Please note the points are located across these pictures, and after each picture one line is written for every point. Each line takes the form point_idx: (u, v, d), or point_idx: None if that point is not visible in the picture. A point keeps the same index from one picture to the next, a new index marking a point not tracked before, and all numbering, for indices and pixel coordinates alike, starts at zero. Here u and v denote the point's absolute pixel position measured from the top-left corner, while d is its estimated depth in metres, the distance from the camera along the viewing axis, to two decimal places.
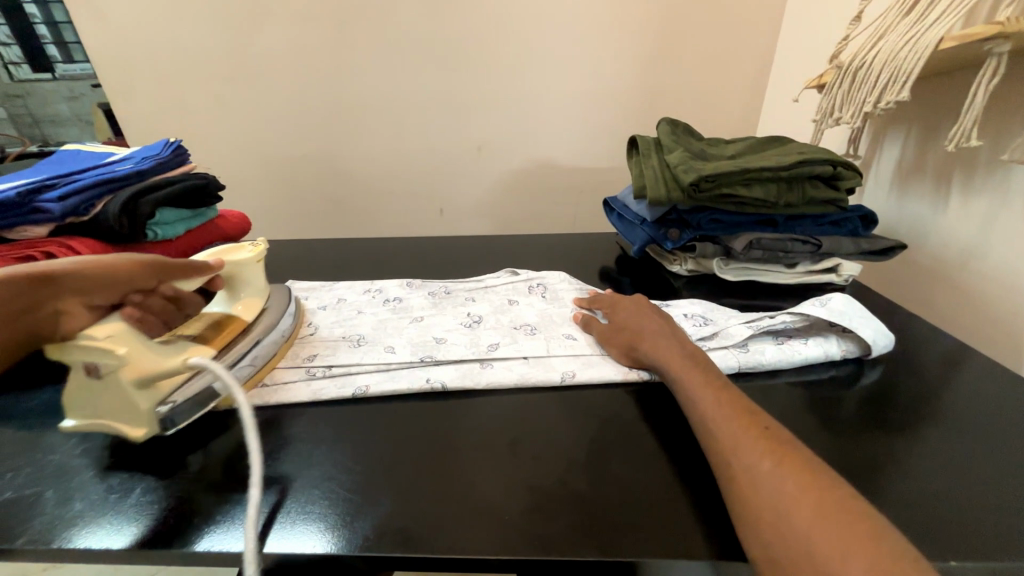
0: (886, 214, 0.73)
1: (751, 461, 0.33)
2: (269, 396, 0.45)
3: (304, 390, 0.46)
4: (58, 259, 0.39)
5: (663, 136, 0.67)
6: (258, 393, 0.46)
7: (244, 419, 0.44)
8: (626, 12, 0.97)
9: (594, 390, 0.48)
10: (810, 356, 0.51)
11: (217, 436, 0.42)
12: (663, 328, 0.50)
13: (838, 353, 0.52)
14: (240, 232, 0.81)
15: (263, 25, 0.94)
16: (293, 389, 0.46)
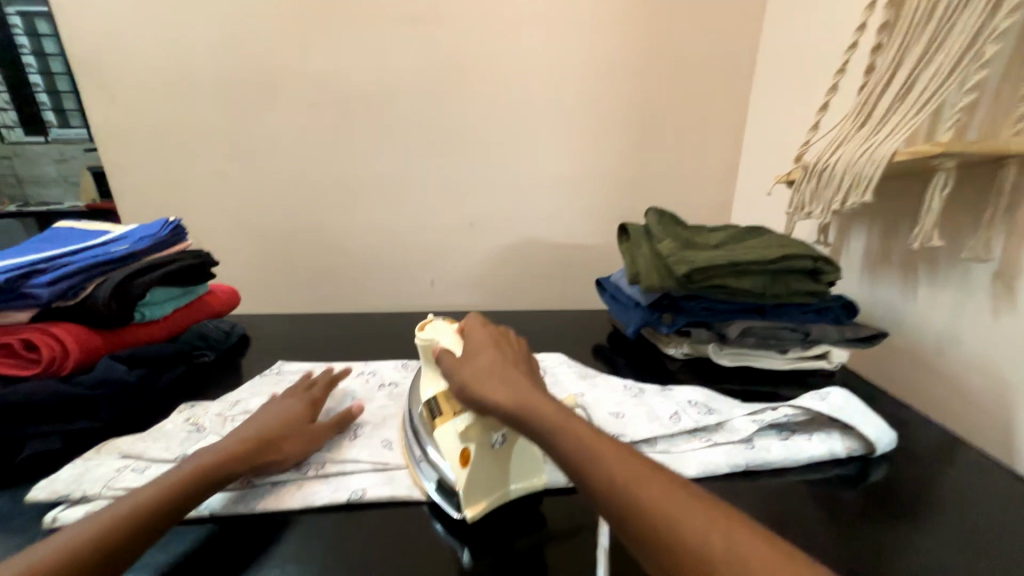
0: (861, 299, 0.77)
1: (668, 521, 0.31)
2: (257, 503, 0.42)
3: (294, 496, 0.43)
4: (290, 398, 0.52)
5: (652, 225, 0.71)
6: (242, 500, 0.42)
7: (224, 535, 0.39)
8: (609, 110, 1.08)
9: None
10: (816, 454, 0.51)
11: (192, 556, 0.37)
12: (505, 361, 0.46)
13: (843, 450, 0.52)
14: (229, 308, 0.79)
15: (271, 111, 1.00)
16: (282, 494, 0.43)
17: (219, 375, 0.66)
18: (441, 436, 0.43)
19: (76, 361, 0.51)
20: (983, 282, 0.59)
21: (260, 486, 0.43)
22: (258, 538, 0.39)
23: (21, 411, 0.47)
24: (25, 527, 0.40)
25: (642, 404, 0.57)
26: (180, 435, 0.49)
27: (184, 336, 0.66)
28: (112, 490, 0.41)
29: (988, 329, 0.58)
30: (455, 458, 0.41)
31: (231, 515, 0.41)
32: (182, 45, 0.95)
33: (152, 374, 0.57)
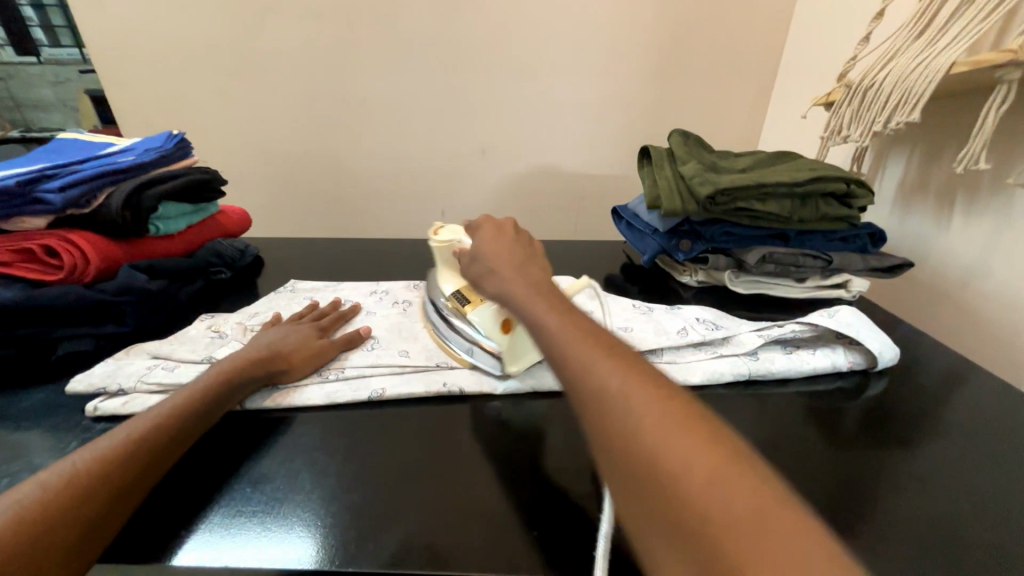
0: (888, 231, 0.74)
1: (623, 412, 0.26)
2: (283, 399, 0.44)
3: (317, 394, 0.45)
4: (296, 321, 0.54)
5: (676, 147, 0.67)
6: (269, 398, 0.44)
7: (255, 426, 0.42)
8: (635, 22, 0.98)
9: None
10: (820, 366, 0.52)
11: (226, 442, 0.40)
12: (513, 255, 0.44)
13: (845, 364, 0.52)
14: (241, 229, 0.79)
15: (267, 18, 0.92)
16: (307, 392, 0.45)
17: (237, 292, 0.68)
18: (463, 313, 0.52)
19: (97, 270, 0.52)
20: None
21: (285, 387, 0.45)
22: (287, 431, 0.42)
23: (51, 315, 0.49)
24: (70, 417, 0.43)
25: (650, 320, 0.58)
26: (204, 340, 0.52)
27: (199, 253, 0.66)
28: (146, 384, 0.43)
29: (1021, 259, 0.56)
30: (496, 328, 0.47)
31: (260, 410, 0.43)
32: None
33: (172, 286, 0.58)
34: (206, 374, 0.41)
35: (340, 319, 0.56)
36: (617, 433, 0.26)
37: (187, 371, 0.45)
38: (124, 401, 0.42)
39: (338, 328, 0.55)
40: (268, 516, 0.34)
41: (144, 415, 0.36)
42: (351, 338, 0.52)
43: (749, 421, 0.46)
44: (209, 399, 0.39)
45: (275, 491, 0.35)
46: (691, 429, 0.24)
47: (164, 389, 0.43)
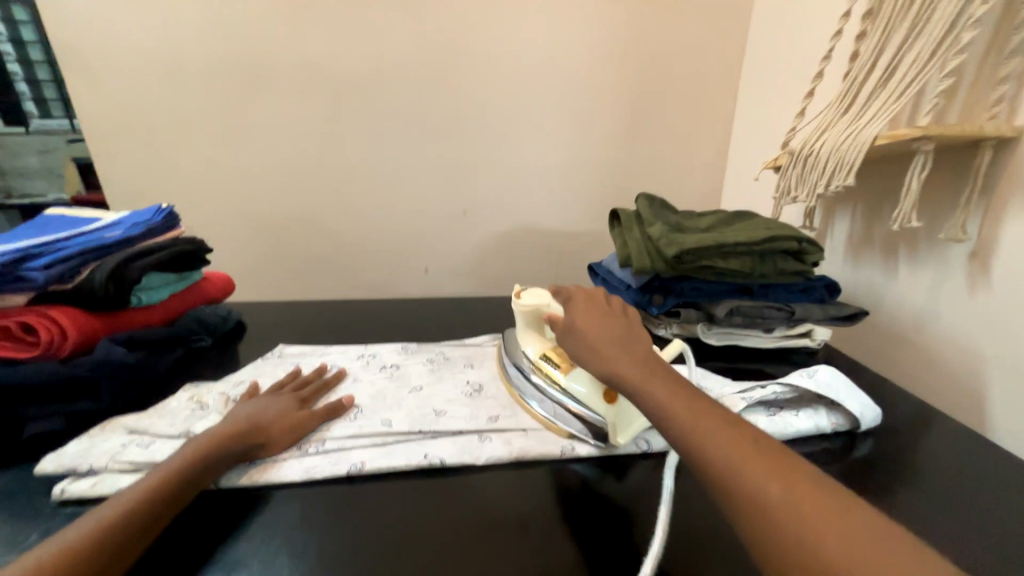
0: (845, 281, 0.80)
1: (757, 495, 0.30)
2: (260, 476, 0.43)
3: (296, 469, 0.44)
4: (276, 391, 0.53)
5: (643, 209, 0.73)
6: (246, 474, 0.43)
7: (231, 505, 0.41)
8: (599, 98, 1.08)
9: (595, 464, 0.48)
10: (803, 428, 0.52)
11: (201, 524, 0.39)
12: (624, 336, 0.45)
13: (828, 425, 0.53)
14: (224, 294, 0.79)
15: (261, 98, 0.99)
16: (286, 468, 0.44)
17: (218, 360, 0.67)
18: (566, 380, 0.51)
19: (75, 344, 0.52)
20: (958, 263, 0.61)
21: (263, 461, 0.44)
22: (264, 509, 0.40)
23: (22, 392, 0.48)
24: (31, 503, 0.41)
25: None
26: (184, 413, 0.50)
27: (181, 321, 0.66)
28: (119, 463, 0.42)
29: (963, 307, 0.61)
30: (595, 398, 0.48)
31: (236, 487, 0.42)
32: (170, 31, 0.93)
33: (150, 357, 0.58)
34: (185, 448, 0.41)
35: (324, 388, 0.56)
36: (758, 510, 0.29)
37: (162, 448, 0.44)
38: (93, 482, 0.41)
39: (321, 396, 0.55)
40: None
41: (119, 497, 0.35)
42: (335, 407, 0.52)
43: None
44: (187, 477, 0.38)
45: None
46: (815, 493, 0.29)
47: (137, 468, 0.42)
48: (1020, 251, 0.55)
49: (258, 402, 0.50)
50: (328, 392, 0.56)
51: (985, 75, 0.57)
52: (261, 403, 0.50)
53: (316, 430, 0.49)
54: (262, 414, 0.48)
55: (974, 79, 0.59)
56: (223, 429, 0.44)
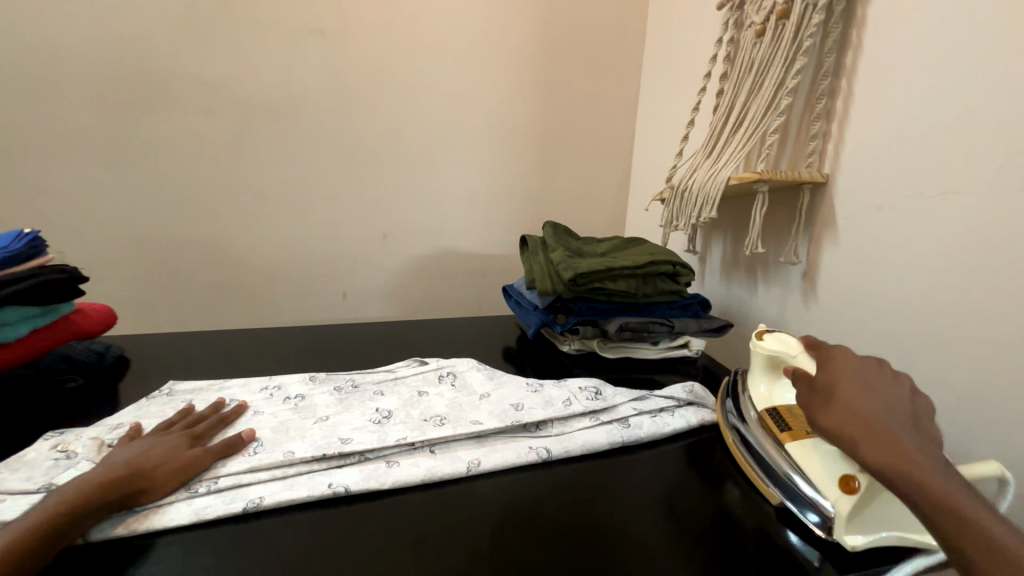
0: (721, 298, 0.92)
1: None
2: (142, 524, 0.40)
3: (184, 512, 0.41)
4: (157, 432, 0.49)
5: (548, 236, 0.79)
6: (123, 524, 0.40)
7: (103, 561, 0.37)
8: (512, 130, 1.16)
9: (498, 475, 0.50)
10: (678, 426, 0.59)
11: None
12: (900, 414, 0.39)
13: (697, 420, 0.61)
14: (104, 328, 0.72)
15: (153, 114, 0.93)
16: (172, 512, 0.41)
17: (94, 401, 0.60)
18: (793, 448, 0.48)
19: None
20: (796, 281, 0.75)
21: (147, 508, 0.41)
22: (142, 559, 0.38)
23: None
24: None
25: (540, 395, 0.62)
26: (45, 464, 0.45)
27: (43, 359, 0.59)
28: None
29: (802, 317, 0.74)
30: (834, 478, 0.44)
31: (111, 539, 0.39)
32: (41, 38, 0.85)
33: None
34: (42, 504, 0.37)
35: (220, 424, 0.53)
36: None
37: (14, 506, 0.39)
38: None
39: (216, 434, 0.52)
40: None
41: None
42: (233, 442, 0.49)
43: (642, 480, 0.51)
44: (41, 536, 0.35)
45: None
46: None
47: None
48: (834, 271, 0.69)
49: (138, 446, 0.46)
50: (223, 428, 0.53)
51: (802, 132, 0.72)
52: (142, 446, 0.46)
53: (209, 468, 0.47)
54: (141, 457, 0.44)
55: (796, 133, 0.73)
56: (91, 477, 0.40)
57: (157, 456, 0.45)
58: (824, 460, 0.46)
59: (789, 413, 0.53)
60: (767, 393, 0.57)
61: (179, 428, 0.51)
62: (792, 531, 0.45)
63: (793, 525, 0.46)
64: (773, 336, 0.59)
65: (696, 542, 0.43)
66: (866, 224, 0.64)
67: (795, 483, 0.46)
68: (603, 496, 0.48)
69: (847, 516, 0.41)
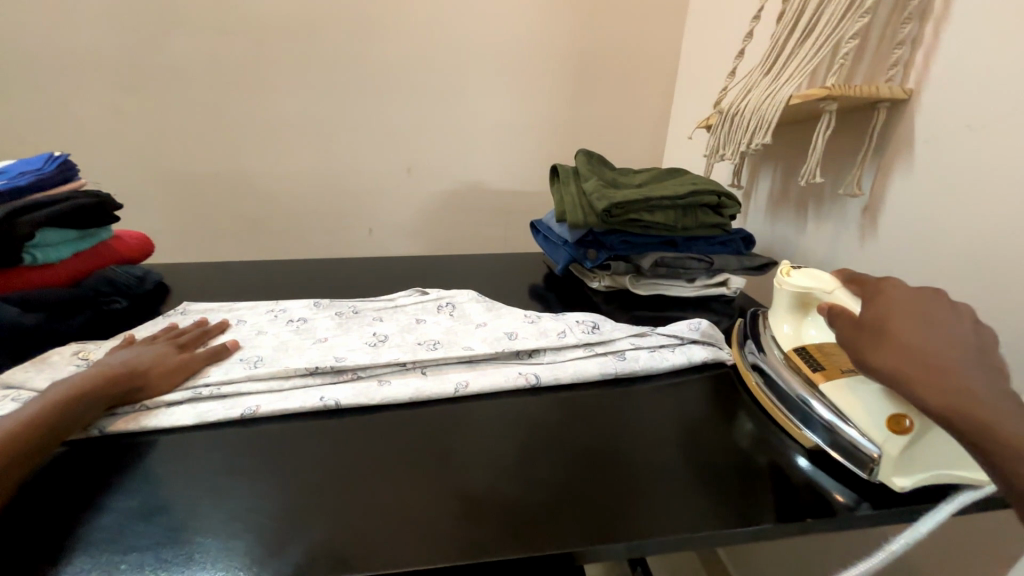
0: (766, 236, 0.86)
1: None
2: (136, 422, 0.43)
3: (186, 414, 0.44)
4: (141, 342, 0.52)
5: (580, 165, 0.74)
6: (131, 419, 0.43)
7: (106, 451, 0.41)
8: (543, 50, 1.06)
9: (485, 399, 0.50)
10: (677, 363, 0.56)
11: (74, 473, 0.39)
12: (962, 345, 0.36)
13: (699, 358, 0.57)
14: (142, 254, 0.74)
15: (167, 34, 0.88)
16: (174, 413, 0.44)
17: (136, 320, 0.63)
18: (830, 389, 0.45)
19: None
20: (855, 216, 0.67)
21: (138, 407, 0.44)
22: (165, 456, 0.41)
23: None
24: None
25: (535, 326, 0.61)
26: (68, 368, 0.49)
27: (87, 281, 0.61)
28: None
29: (857, 255, 0.68)
30: (880, 420, 0.41)
31: (113, 433, 0.42)
32: None
33: (52, 320, 0.54)
34: (43, 396, 0.39)
35: (203, 336, 0.55)
36: None
37: None
38: None
39: (200, 344, 0.54)
40: (163, 548, 0.33)
41: None
42: (219, 350, 0.52)
43: (640, 410, 0.50)
44: (49, 422, 0.38)
45: (172, 522, 0.35)
46: None
47: None
48: (903, 203, 0.61)
49: (126, 352, 0.48)
50: (206, 339, 0.55)
51: (886, 37, 0.62)
52: (129, 352, 0.48)
53: (198, 373, 0.49)
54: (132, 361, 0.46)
55: (879, 40, 0.63)
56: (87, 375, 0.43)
57: (146, 359, 0.47)
58: (864, 400, 0.43)
59: (819, 352, 0.50)
60: (793, 332, 0.53)
61: (163, 339, 0.53)
62: (823, 468, 0.44)
63: (823, 463, 0.44)
64: (801, 271, 0.53)
65: (703, 470, 0.42)
66: (951, 147, 0.56)
67: (832, 424, 0.44)
68: (625, 424, 0.48)
69: (896, 458, 0.39)
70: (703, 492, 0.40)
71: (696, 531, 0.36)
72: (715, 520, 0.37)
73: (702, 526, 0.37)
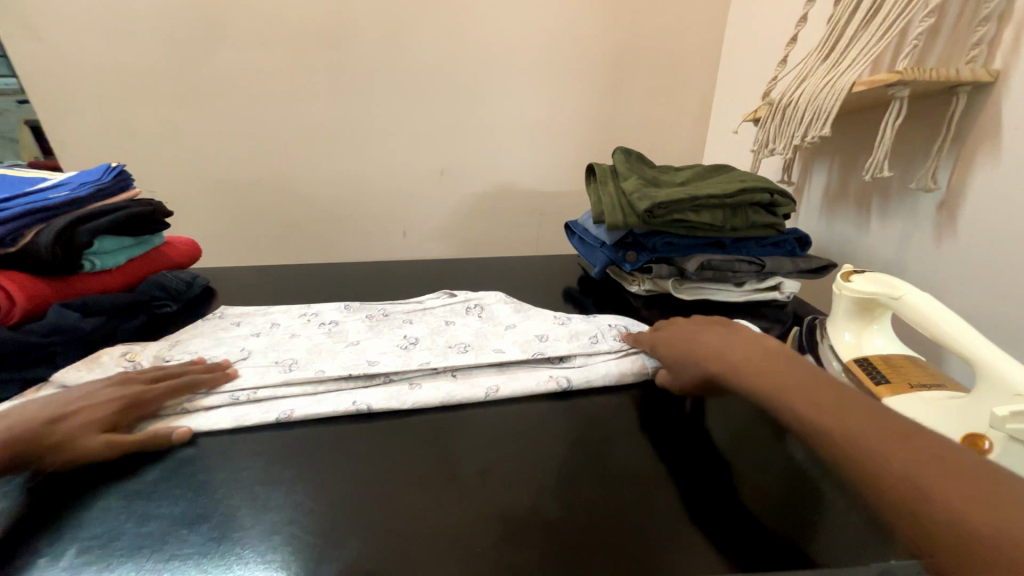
0: (820, 236, 0.80)
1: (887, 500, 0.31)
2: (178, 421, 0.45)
3: (225, 417, 0.45)
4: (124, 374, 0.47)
5: (619, 164, 0.71)
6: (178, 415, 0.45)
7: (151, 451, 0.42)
8: (577, 45, 1.03)
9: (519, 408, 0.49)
10: None
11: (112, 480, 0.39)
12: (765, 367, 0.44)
13: None
14: (190, 260, 0.77)
15: (212, 47, 0.92)
16: (212, 416, 0.45)
17: (184, 323, 0.65)
18: (896, 401, 0.41)
19: (24, 311, 0.50)
20: (928, 213, 0.61)
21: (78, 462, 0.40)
22: (208, 461, 0.41)
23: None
24: None
25: (567, 328, 0.59)
26: (117, 369, 0.51)
27: (141, 286, 0.64)
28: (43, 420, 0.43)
29: (929, 257, 0.62)
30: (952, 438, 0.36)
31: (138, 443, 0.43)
32: None
33: (110, 324, 0.57)
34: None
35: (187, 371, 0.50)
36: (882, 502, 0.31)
37: None
38: None
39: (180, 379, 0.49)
40: (203, 558, 0.33)
41: None
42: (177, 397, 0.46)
43: (684, 422, 0.47)
44: None
45: (213, 531, 0.35)
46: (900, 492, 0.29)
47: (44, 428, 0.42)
48: (987, 199, 0.55)
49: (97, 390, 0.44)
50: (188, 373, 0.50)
51: (967, 15, 0.55)
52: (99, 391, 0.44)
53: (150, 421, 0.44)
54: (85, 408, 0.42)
55: (957, 19, 0.57)
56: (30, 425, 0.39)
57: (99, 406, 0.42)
58: (932, 415, 0.38)
59: (884, 362, 0.45)
60: (853, 340, 0.48)
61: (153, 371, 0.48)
62: None
63: None
64: (864, 275, 0.49)
65: (767, 494, 0.38)
66: None
67: None
68: (671, 440, 0.45)
69: None
70: (768, 520, 0.36)
71: (770, 569, 0.32)
72: (785, 557, 0.33)
73: (774, 562, 0.32)
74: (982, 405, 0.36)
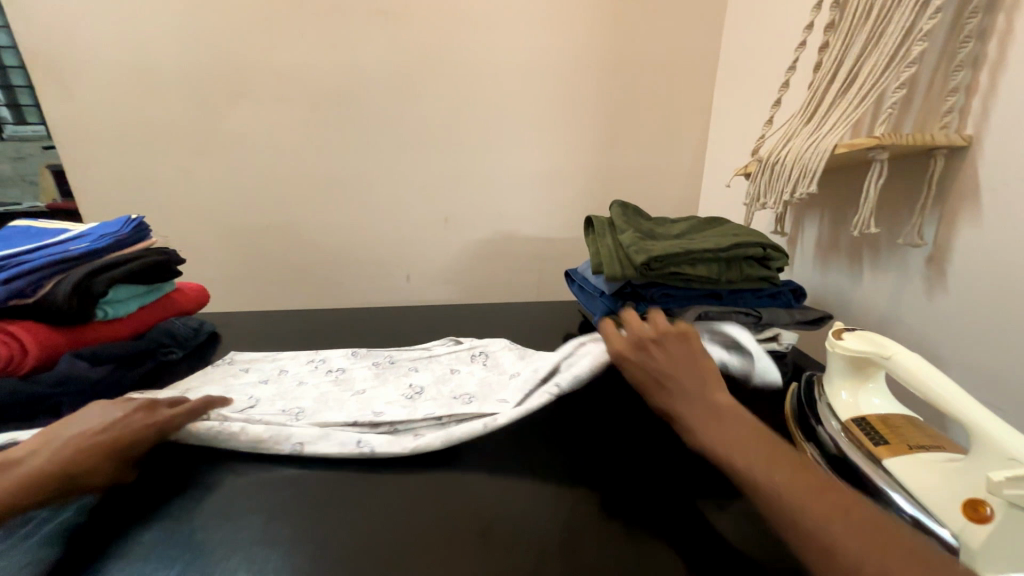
0: (815, 286, 0.82)
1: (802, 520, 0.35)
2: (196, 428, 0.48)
3: (239, 431, 0.47)
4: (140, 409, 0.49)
5: (616, 217, 0.74)
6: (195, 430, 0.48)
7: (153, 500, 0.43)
8: (576, 104, 1.10)
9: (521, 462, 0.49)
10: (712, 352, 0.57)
11: (115, 530, 0.39)
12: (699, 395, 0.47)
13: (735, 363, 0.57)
14: (198, 305, 0.79)
15: (234, 105, 0.98)
16: (228, 429, 0.48)
17: (189, 370, 0.66)
18: (896, 464, 0.41)
19: (35, 360, 0.51)
20: (917, 267, 0.63)
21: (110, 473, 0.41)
22: (206, 519, 0.41)
23: None
24: None
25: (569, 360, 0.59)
26: None
27: (150, 333, 0.66)
28: None
29: (922, 310, 0.63)
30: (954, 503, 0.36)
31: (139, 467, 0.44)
32: (142, 38, 0.93)
33: (117, 372, 0.58)
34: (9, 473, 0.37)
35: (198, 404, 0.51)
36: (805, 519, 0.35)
37: None
38: None
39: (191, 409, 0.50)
40: None
41: None
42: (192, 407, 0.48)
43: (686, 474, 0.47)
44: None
45: None
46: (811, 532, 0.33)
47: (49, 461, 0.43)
48: (973, 256, 0.57)
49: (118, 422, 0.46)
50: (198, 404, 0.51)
51: (937, 87, 0.60)
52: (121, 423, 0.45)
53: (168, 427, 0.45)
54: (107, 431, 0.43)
55: (928, 90, 0.61)
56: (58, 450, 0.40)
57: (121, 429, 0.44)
58: (932, 479, 0.38)
59: (883, 424, 0.45)
60: (851, 399, 0.49)
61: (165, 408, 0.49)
62: None
63: None
64: (855, 334, 0.50)
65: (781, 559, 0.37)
66: (1021, 196, 0.52)
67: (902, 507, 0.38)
68: (674, 494, 0.44)
69: (980, 550, 0.33)
70: None
71: None
72: None
73: None
74: (979, 469, 0.36)
